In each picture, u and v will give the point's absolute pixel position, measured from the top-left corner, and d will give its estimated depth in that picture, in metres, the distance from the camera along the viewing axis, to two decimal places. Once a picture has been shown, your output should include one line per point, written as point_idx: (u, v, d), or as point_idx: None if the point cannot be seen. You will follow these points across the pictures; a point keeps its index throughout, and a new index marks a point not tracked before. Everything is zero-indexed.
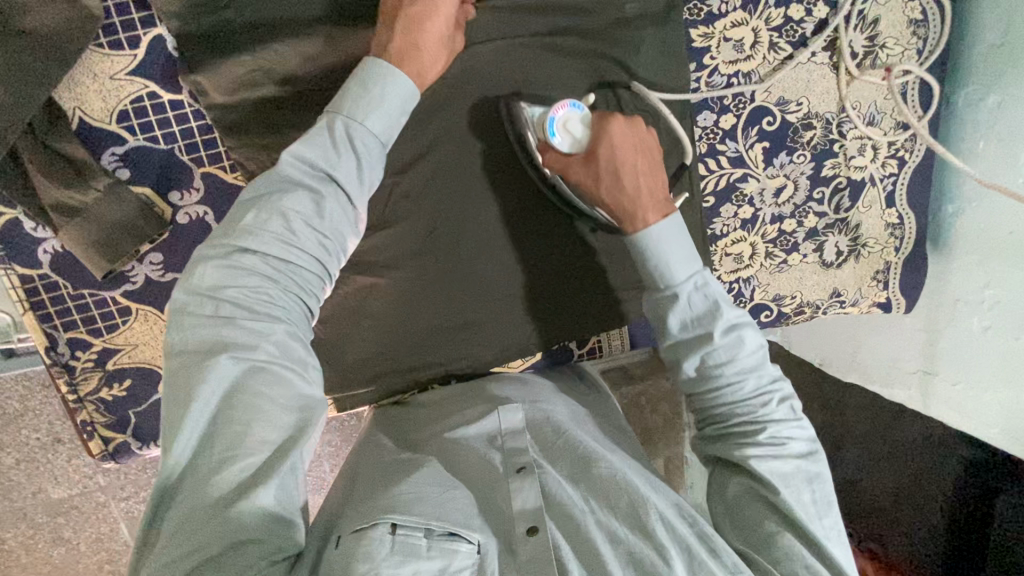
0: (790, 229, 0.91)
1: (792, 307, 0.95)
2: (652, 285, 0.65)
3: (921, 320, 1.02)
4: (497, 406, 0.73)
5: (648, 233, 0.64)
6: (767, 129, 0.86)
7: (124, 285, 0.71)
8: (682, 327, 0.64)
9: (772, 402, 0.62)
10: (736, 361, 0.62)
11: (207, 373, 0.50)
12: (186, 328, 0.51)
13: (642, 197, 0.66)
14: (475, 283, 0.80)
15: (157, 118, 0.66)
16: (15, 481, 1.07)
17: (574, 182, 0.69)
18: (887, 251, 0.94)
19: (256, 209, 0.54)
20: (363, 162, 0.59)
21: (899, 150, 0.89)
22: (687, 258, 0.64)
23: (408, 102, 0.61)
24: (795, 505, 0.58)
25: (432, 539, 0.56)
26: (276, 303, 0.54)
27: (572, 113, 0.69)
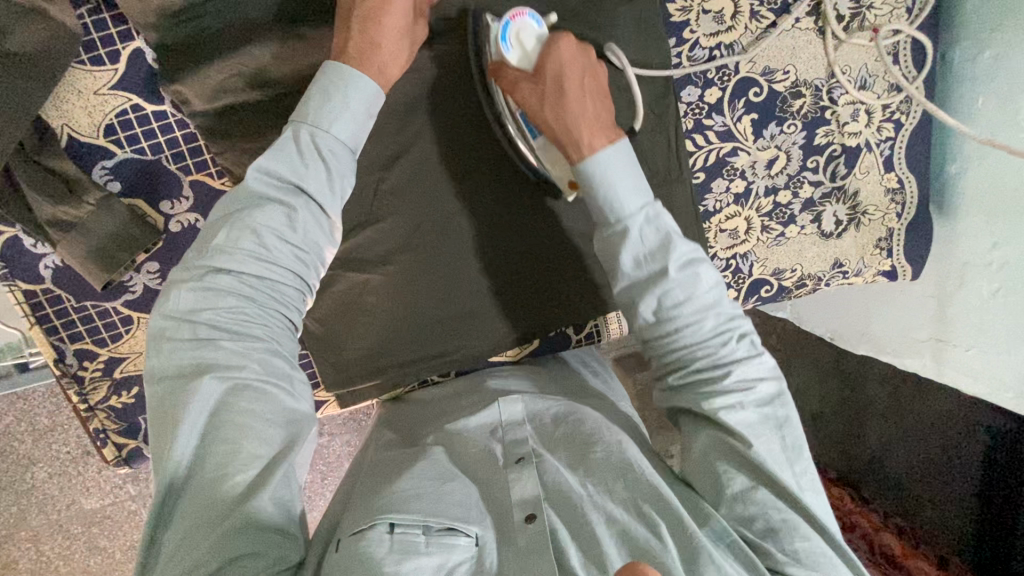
0: (785, 201, 0.89)
1: (793, 280, 0.94)
2: (600, 212, 0.64)
3: (930, 287, 0.99)
4: (497, 399, 0.74)
5: (591, 160, 0.63)
6: (754, 100, 0.84)
7: (124, 295, 0.73)
8: (636, 264, 0.62)
9: (732, 344, 0.61)
10: (692, 299, 0.61)
11: (192, 395, 0.52)
12: (168, 352, 0.53)
13: (584, 121, 0.65)
14: (467, 273, 0.81)
15: (142, 129, 0.68)
16: (49, 494, 1.11)
17: (517, 99, 0.67)
18: (889, 217, 0.92)
19: (228, 227, 0.56)
20: (331, 171, 0.60)
21: (894, 112, 0.87)
22: (636, 191, 0.64)
23: (371, 105, 0.62)
24: (767, 455, 0.58)
25: (430, 536, 0.56)
26: (257, 321, 0.56)
27: (528, 24, 0.68)
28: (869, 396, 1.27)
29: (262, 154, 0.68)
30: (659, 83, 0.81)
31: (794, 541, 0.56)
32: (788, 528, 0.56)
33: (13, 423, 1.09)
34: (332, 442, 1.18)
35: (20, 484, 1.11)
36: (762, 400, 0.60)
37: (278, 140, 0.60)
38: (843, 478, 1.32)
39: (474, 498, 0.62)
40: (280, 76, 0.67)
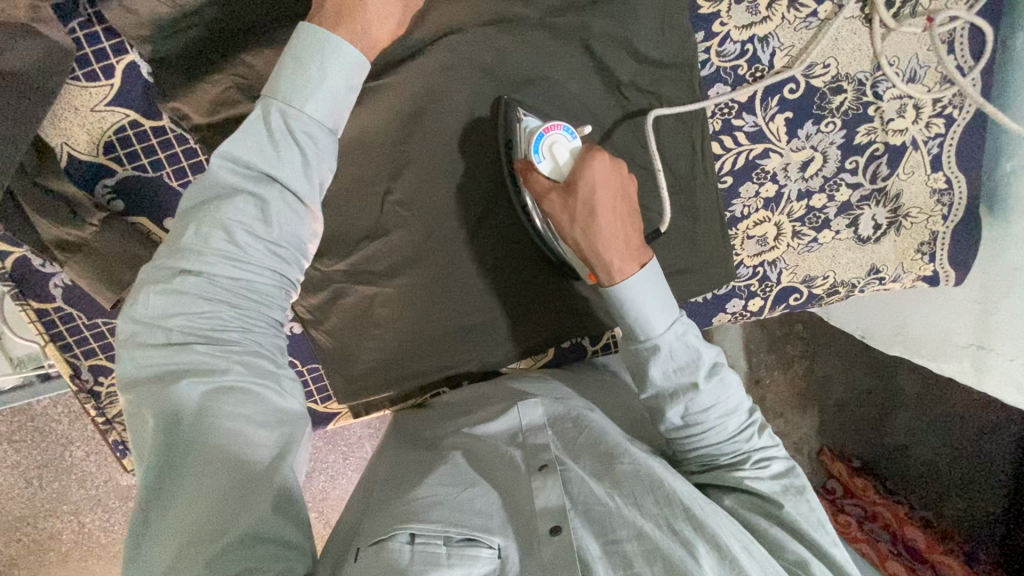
0: (820, 205, 0.83)
1: (824, 287, 0.89)
2: (630, 330, 0.63)
3: (975, 291, 0.93)
4: (516, 402, 0.72)
5: (624, 286, 0.62)
6: (789, 97, 0.78)
7: None
8: (664, 377, 0.62)
9: (754, 435, 0.64)
10: (718, 404, 0.62)
11: (170, 401, 0.49)
12: (140, 359, 0.50)
13: (614, 246, 0.62)
14: (479, 284, 0.78)
15: (142, 146, 0.66)
16: (87, 471, 1.15)
17: (546, 208, 0.64)
18: (934, 220, 0.85)
19: (197, 225, 0.51)
20: (307, 154, 0.55)
21: (945, 106, 0.80)
22: (664, 308, 0.63)
23: (349, 73, 0.56)
24: (799, 518, 0.59)
25: (451, 547, 0.54)
26: (234, 324, 0.52)
27: (562, 138, 0.67)
28: (900, 386, 1.24)
29: None
30: (684, 82, 0.75)
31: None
32: None
33: (50, 405, 1.13)
34: (355, 427, 1.19)
35: (59, 462, 1.15)
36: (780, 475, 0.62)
37: (250, 122, 0.54)
38: (866, 466, 1.28)
39: (496, 505, 0.60)
40: None
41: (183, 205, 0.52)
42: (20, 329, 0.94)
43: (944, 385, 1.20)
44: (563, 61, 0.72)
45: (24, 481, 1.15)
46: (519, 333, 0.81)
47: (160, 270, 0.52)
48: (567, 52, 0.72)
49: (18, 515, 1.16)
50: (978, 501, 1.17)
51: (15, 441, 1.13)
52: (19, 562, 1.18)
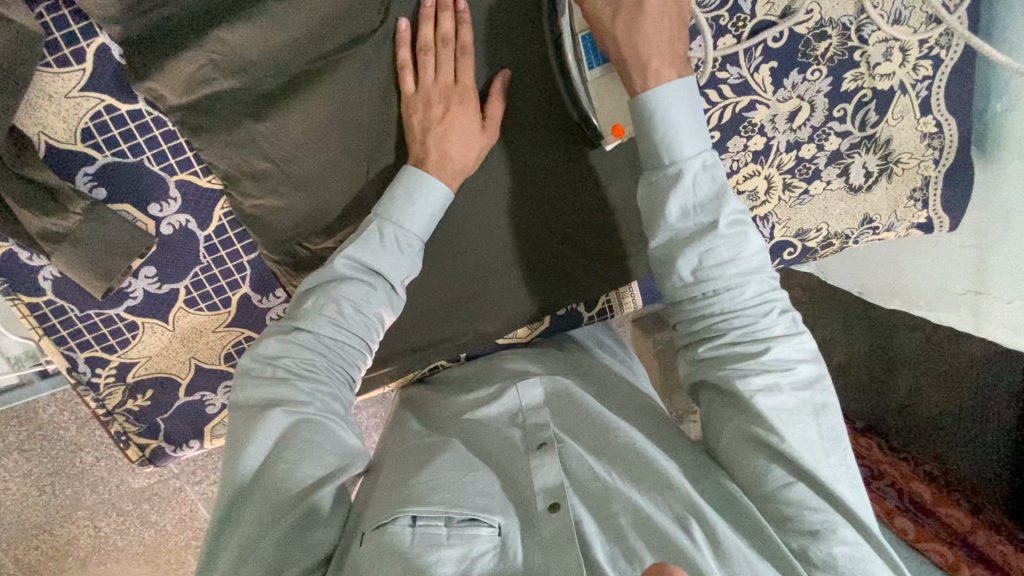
0: (809, 155, 0.82)
1: (818, 240, 0.88)
2: (654, 155, 0.61)
3: (969, 237, 0.93)
4: (515, 382, 0.73)
5: (657, 89, 0.60)
6: (773, 46, 0.76)
7: (125, 301, 0.72)
8: (681, 214, 0.60)
9: (773, 314, 0.58)
10: (735, 258, 0.58)
11: (265, 424, 0.58)
12: (250, 390, 0.60)
13: (654, 45, 0.61)
14: (470, 255, 0.78)
15: (120, 131, 0.65)
16: (99, 475, 1.16)
17: (588, 10, 0.63)
18: (925, 164, 0.85)
19: (316, 296, 0.64)
20: (403, 257, 0.66)
21: (933, 47, 0.78)
22: (694, 134, 0.60)
23: (441, 204, 0.67)
24: (802, 446, 0.54)
25: (452, 527, 0.55)
26: (326, 374, 0.62)
27: None
28: (900, 345, 1.22)
29: (256, 145, 0.66)
30: None
31: (830, 538, 0.53)
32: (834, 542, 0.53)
33: (56, 412, 1.13)
34: (360, 415, 1.19)
35: (72, 468, 1.15)
36: (800, 383, 0.57)
37: (363, 230, 0.66)
38: (869, 427, 1.30)
39: (499, 486, 0.60)
40: (256, 58, 0.63)
41: (308, 280, 0.64)
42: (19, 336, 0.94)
43: (944, 343, 1.17)
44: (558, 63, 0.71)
45: (38, 489, 1.15)
46: (514, 302, 0.81)
47: (279, 325, 0.64)
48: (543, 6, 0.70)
49: (36, 522, 1.17)
50: (981, 464, 1.13)
51: (25, 450, 1.14)
52: (41, 571, 1.19)
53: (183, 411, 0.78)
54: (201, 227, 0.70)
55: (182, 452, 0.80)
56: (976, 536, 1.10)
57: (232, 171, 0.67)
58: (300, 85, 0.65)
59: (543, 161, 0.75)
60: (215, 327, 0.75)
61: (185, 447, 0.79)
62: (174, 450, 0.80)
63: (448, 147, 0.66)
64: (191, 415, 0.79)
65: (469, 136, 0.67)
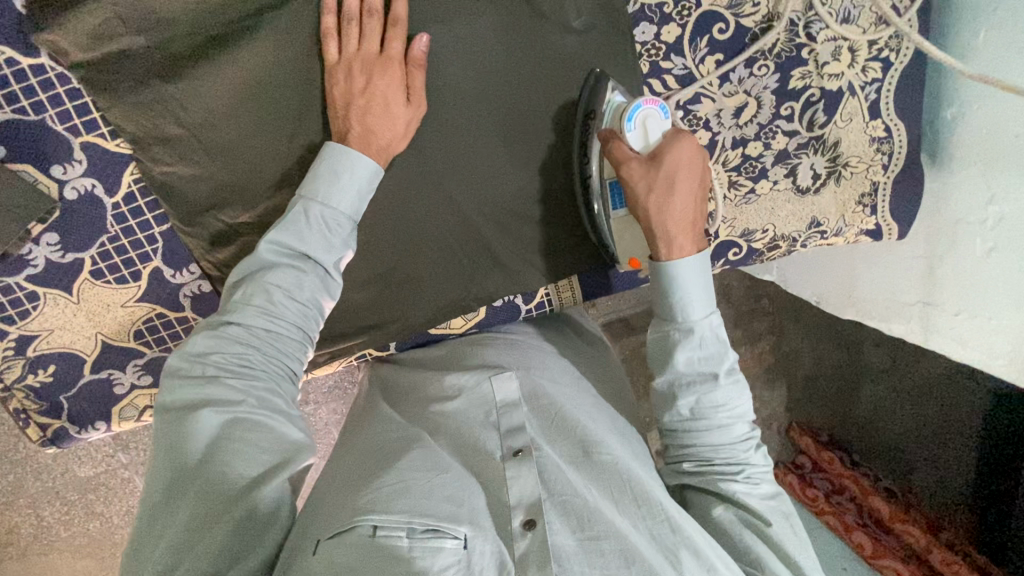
0: (756, 153, 0.81)
1: (764, 242, 0.86)
2: (668, 310, 0.64)
3: (919, 247, 0.93)
4: (490, 375, 0.71)
5: (678, 263, 0.62)
6: (719, 38, 0.75)
7: (25, 270, 0.68)
8: (688, 364, 0.63)
9: (752, 447, 0.63)
10: (729, 404, 0.62)
11: (191, 426, 0.53)
12: (176, 390, 0.56)
13: (681, 222, 0.63)
14: (401, 239, 0.75)
15: (20, 86, 0.61)
16: (43, 463, 1.10)
17: (624, 175, 0.65)
18: (874, 169, 0.83)
19: (243, 286, 0.59)
20: (335, 243, 0.63)
21: (882, 49, 0.77)
22: (707, 298, 0.63)
23: (370, 180, 0.63)
24: (785, 540, 0.59)
25: (414, 540, 0.51)
26: (259, 367, 0.58)
27: (657, 111, 0.67)
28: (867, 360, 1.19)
29: (164, 107, 0.63)
30: (608, 17, 0.71)
31: None
32: None
33: None
34: (320, 412, 1.17)
35: (13, 454, 1.08)
36: (770, 493, 0.62)
37: (288, 212, 0.62)
38: (834, 441, 1.26)
39: (469, 492, 0.57)
40: (167, 16, 0.60)
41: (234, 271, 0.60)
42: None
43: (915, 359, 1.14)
44: (493, 42, 0.69)
45: None
46: (446, 291, 0.78)
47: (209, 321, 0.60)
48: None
49: None
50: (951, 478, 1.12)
51: None
52: None
53: (89, 391, 0.74)
54: (109, 193, 0.66)
55: (89, 434, 0.76)
56: (931, 555, 1.08)
57: (141, 134, 0.63)
58: (211, 50, 0.62)
59: (474, 145, 0.72)
60: (126, 302, 0.71)
61: (90, 429, 0.75)
62: (78, 432, 0.75)
63: (371, 120, 0.62)
64: (96, 395, 0.74)
65: (395, 107, 0.63)
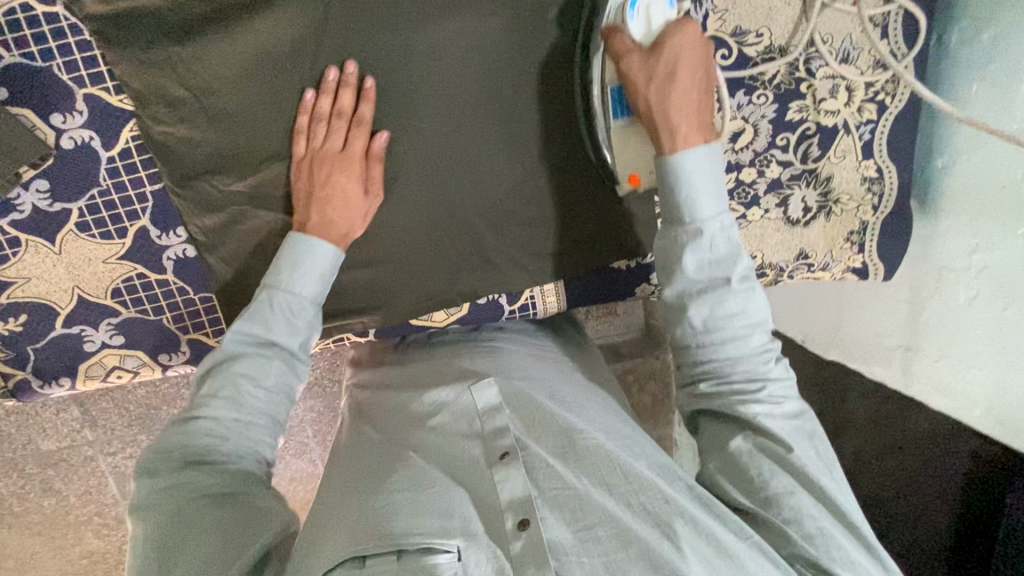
0: (749, 179, 0.82)
1: (752, 268, 0.87)
2: (677, 212, 0.65)
3: (905, 290, 0.92)
4: (468, 385, 0.70)
5: (682, 159, 0.64)
6: (722, 63, 0.76)
7: (11, 214, 0.67)
8: (698, 266, 0.64)
9: (771, 361, 0.64)
10: (742, 313, 0.64)
11: (163, 518, 0.56)
12: (149, 488, 0.59)
13: (684, 114, 0.64)
14: (393, 228, 0.75)
15: (31, 32, 0.62)
16: (3, 432, 1.12)
17: (625, 69, 0.65)
18: (864, 209, 0.85)
19: (212, 378, 0.63)
20: (299, 325, 0.67)
21: (878, 92, 0.79)
22: (715, 198, 0.65)
23: (332, 264, 0.68)
24: (809, 464, 0.60)
25: (407, 559, 0.52)
26: (226, 454, 0.61)
27: (660, 5, 0.65)
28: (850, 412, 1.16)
29: (171, 68, 0.64)
30: None
31: (832, 546, 0.57)
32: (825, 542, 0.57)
33: None
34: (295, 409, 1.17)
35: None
36: (792, 414, 0.63)
37: (254, 303, 0.66)
38: None
39: (459, 503, 0.58)
40: None
41: (204, 365, 0.64)
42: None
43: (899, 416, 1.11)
44: (503, 42, 0.70)
45: None
46: (432, 282, 0.79)
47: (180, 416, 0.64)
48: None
49: None
50: (926, 535, 1.13)
51: None
52: None
53: (57, 345, 0.73)
54: (105, 147, 0.67)
55: (51, 390, 0.74)
56: None
57: (145, 92, 0.65)
58: (226, 18, 0.64)
59: (473, 140, 0.72)
60: (107, 258, 0.71)
61: (54, 385, 0.74)
62: (41, 386, 0.74)
63: (333, 208, 0.67)
64: (66, 350, 0.73)
65: (353, 203, 0.68)
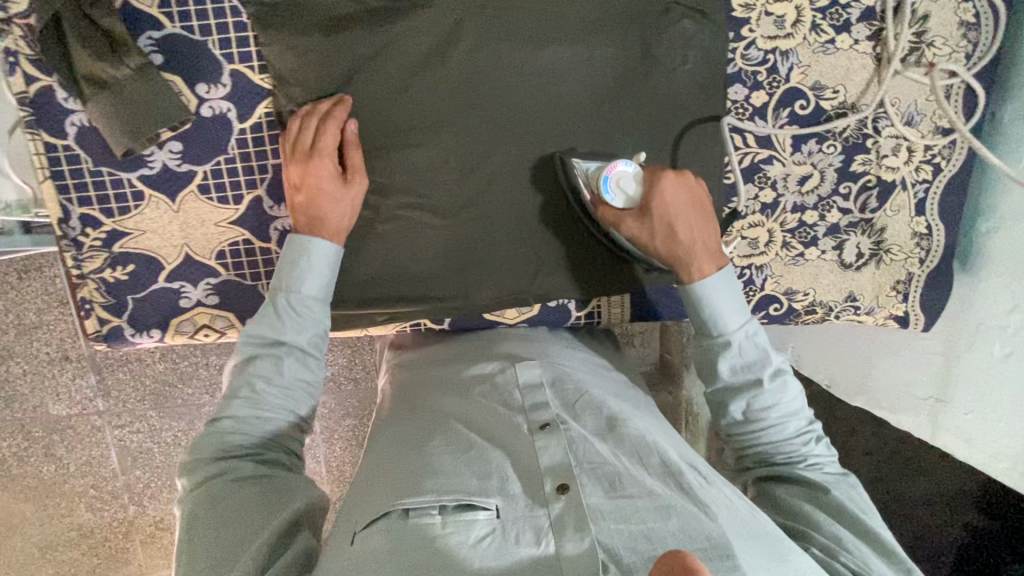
0: (811, 221, 0.88)
1: (804, 303, 0.92)
2: (705, 327, 0.73)
3: (940, 343, 0.99)
4: (514, 363, 0.77)
5: (704, 285, 0.72)
6: (799, 112, 0.83)
7: (141, 169, 0.72)
8: (732, 372, 0.72)
9: (811, 442, 0.72)
10: (778, 404, 0.71)
11: (199, 499, 0.62)
12: (186, 477, 0.65)
13: (694, 247, 0.73)
14: (484, 223, 0.80)
15: (195, 8, 0.69)
16: (18, 391, 1.17)
17: (626, 233, 0.75)
18: (911, 261, 0.91)
19: (238, 374, 0.68)
20: (309, 325, 0.70)
21: (935, 155, 0.86)
22: (738, 310, 0.72)
23: (330, 260, 0.71)
24: (845, 501, 0.69)
25: (447, 515, 0.57)
26: (251, 443, 0.66)
27: (625, 171, 0.74)
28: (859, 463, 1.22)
29: (316, 55, 0.71)
30: (708, 71, 0.79)
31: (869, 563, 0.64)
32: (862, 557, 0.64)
33: (46, 312, 1.14)
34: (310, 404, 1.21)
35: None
36: (828, 467, 0.73)
37: (263, 306, 0.70)
38: None
39: (500, 466, 0.63)
40: None
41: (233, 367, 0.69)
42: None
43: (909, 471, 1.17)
44: (613, 70, 0.77)
45: None
46: (512, 281, 0.82)
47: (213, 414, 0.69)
48: (610, 11, 0.75)
49: None
50: None
51: None
52: None
53: (156, 297, 0.77)
54: (239, 119, 0.72)
55: (140, 340, 0.78)
56: None
57: (287, 73, 0.71)
58: (370, 18, 0.71)
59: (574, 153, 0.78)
60: (220, 221, 0.75)
61: (145, 335, 0.77)
62: (131, 335, 0.77)
63: (326, 211, 0.71)
64: (162, 303, 0.77)
65: (342, 195, 0.71)
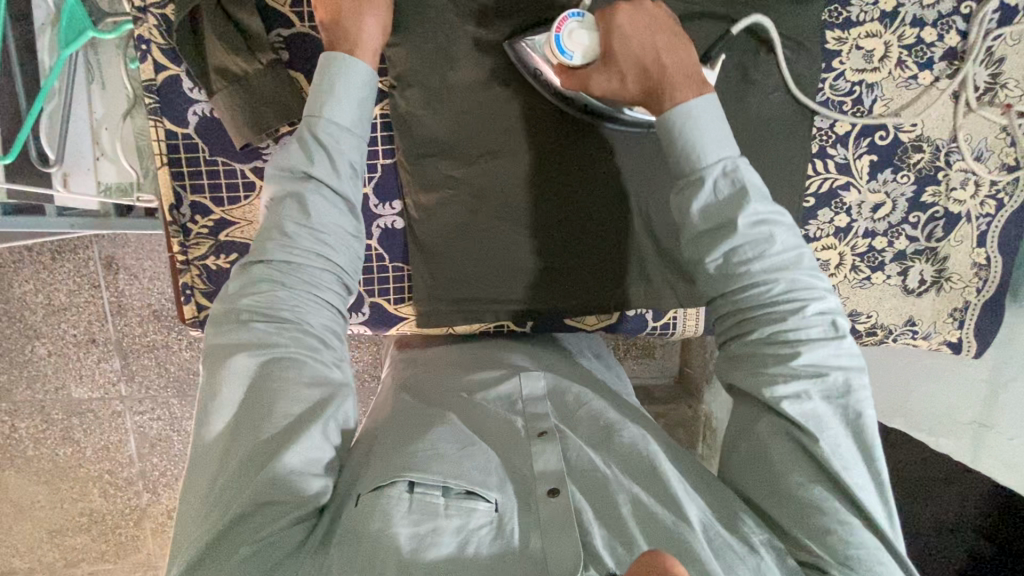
0: (880, 247, 0.92)
1: (866, 325, 0.96)
2: (680, 165, 0.66)
3: (985, 370, 1.03)
4: (518, 373, 0.74)
5: (678, 114, 0.65)
6: (879, 142, 0.87)
7: (255, 161, 0.74)
8: (705, 212, 0.64)
9: (804, 310, 0.60)
10: (764, 256, 0.62)
11: (232, 365, 0.58)
12: (221, 334, 0.60)
13: (674, 76, 0.67)
14: (575, 231, 0.81)
15: None
16: (42, 371, 1.18)
17: (598, 91, 0.70)
18: (969, 290, 0.95)
19: (269, 212, 0.63)
20: (341, 162, 0.65)
21: (999, 191, 0.90)
22: (718, 144, 0.65)
23: (364, 81, 0.66)
24: (830, 453, 0.57)
25: (448, 498, 0.57)
26: (287, 303, 0.60)
27: (573, 23, 0.68)
28: None
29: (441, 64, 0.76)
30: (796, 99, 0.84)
31: (852, 538, 0.55)
32: (841, 535, 0.55)
33: (77, 293, 1.15)
34: None
35: (19, 354, 1.17)
36: (832, 391, 0.59)
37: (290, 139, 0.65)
38: None
39: (494, 463, 0.62)
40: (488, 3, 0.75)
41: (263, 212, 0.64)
42: (16, 240, 0.95)
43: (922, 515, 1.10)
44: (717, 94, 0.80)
45: None
46: (597, 291, 0.83)
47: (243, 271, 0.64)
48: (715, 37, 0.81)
49: None
50: None
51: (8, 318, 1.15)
52: None
53: None
54: None
55: None
56: None
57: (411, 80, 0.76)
58: (494, 34, 0.76)
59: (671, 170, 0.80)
60: None
61: None
62: None
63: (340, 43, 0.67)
64: None
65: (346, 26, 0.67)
